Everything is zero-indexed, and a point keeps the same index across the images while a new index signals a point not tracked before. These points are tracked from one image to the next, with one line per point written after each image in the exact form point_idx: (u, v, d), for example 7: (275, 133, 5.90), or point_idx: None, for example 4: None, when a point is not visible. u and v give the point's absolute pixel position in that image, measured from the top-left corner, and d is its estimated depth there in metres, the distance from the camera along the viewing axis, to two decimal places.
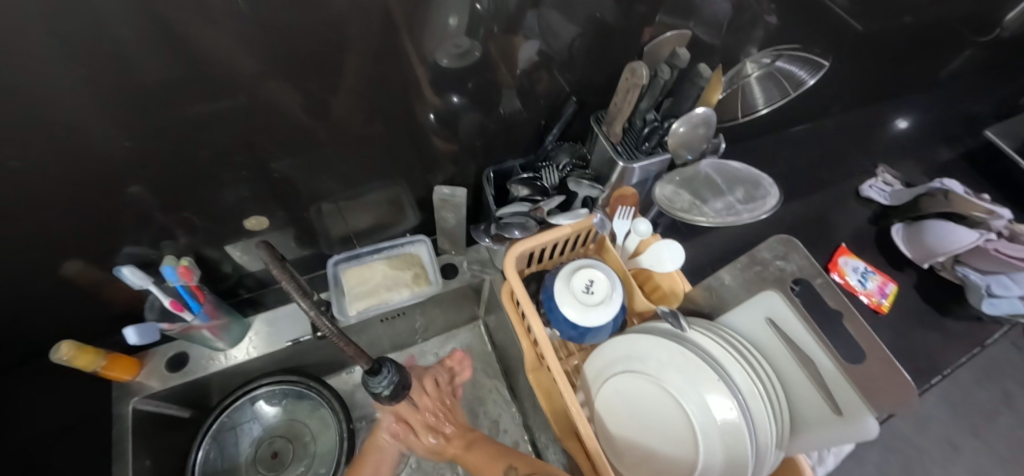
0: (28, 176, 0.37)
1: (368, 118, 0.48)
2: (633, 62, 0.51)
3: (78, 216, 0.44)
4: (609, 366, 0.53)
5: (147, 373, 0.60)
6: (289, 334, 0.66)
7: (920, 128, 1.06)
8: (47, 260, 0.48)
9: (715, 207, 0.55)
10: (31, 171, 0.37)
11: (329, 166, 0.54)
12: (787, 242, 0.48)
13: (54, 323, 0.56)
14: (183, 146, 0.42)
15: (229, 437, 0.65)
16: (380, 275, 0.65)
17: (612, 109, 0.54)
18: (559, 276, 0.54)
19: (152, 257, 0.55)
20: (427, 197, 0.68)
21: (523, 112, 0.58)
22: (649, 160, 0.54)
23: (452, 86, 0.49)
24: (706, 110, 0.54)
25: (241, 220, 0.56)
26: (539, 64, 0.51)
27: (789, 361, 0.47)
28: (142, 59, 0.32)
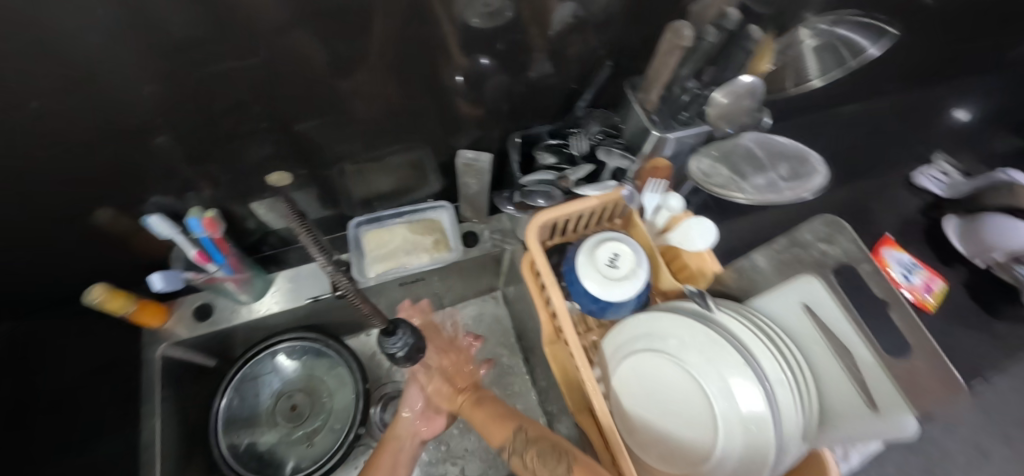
0: (56, 121, 0.38)
1: (391, 77, 0.47)
2: (677, 21, 0.46)
3: (107, 164, 0.45)
4: (629, 343, 0.51)
5: (175, 321, 0.62)
6: (309, 291, 0.67)
7: (989, 113, 0.97)
8: (79, 206, 0.49)
9: (755, 184, 0.51)
10: (58, 116, 0.37)
11: (353, 126, 0.53)
12: (832, 224, 0.44)
13: (89, 266, 0.58)
14: (206, 100, 0.42)
15: (250, 387, 0.67)
16: (400, 239, 0.65)
17: (649, 74, 0.51)
18: (582, 249, 0.52)
19: (178, 208, 0.56)
20: (450, 163, 0.67)
21: (553, 76, 0.55)
22: (686, 130, 0.52)
23: (480, 47, 0.47)
24: (752, 78, 0.51)
25: (264, 176, 0.56)
26: (573, 26, 0.48)
27: (823, 351, 0.44)
28: (159, 6, 0.31)
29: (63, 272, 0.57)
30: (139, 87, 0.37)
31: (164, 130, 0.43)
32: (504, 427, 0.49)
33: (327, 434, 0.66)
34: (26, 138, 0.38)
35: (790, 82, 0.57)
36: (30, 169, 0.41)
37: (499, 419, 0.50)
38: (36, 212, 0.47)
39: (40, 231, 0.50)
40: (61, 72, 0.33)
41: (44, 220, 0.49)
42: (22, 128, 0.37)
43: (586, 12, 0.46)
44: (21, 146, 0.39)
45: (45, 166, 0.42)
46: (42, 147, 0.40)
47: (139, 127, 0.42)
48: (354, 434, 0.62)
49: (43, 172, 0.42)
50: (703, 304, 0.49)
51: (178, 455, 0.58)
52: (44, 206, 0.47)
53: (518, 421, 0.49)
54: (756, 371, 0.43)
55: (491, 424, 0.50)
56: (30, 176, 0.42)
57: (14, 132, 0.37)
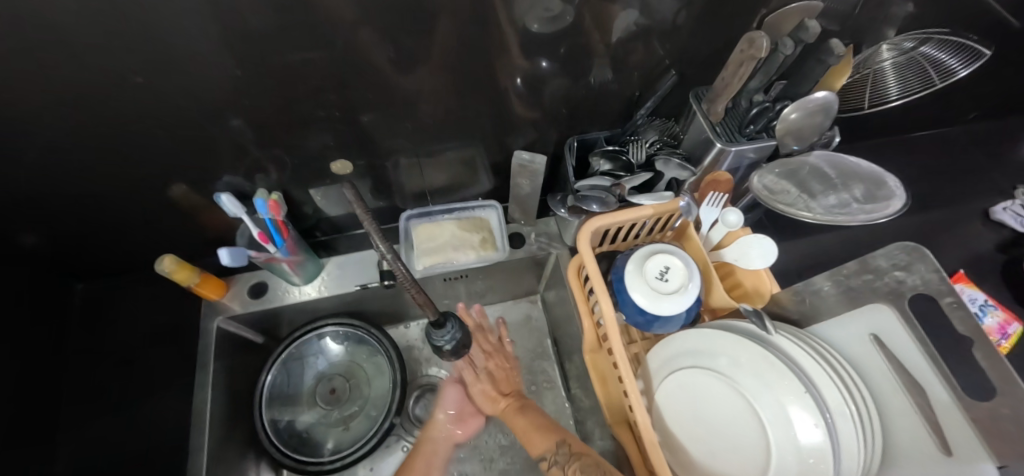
0: (150, 97, 0.41)
1: (453, 76, 0.48)
2: (754, 31, 0.45)
3: (187, 143, 0.48)
4: (677, 357, 0.50)
5: (231, 296, 0.66)
6: (357, 278, 0.69)
7: None
8: (160, 179, 0.53)
9: (824, 204, 0.50)
10: (152, 93, 0.41)
11: (413, 120, 0.54)
12: (913, 252, 0.39)
13: (160, 236, 0.62)
14: (279, 88, 0.44)
15: (295, 367, 0.69)
16: (449, 234, 0.66)
17: (718, 84, 0.49)
18: (631, 259, 0.50)
19: (246, 189, 0.59)
20: (502, 163, 0.67)
21: (614, 82, 0.54)
22: (750, 145, 0.50)
23: (542, 49, 0.47)
24: (827, 95, 0.47)
25: (328, 163, 0.58)
26: (638, 34, 0.47)
27: (892, 385, 0.41)
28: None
29: (140, 239, 0.62)
30: (221, 72, 0.40)
31: (240, 114, 0.46)
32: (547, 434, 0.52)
33: (363, 420, 0.68)
34: (123, 111, 0.42)
35: (868, 99, 0.57)
36: (124, 140, 0.45)
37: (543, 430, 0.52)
38: (123, 180, 0.51)
39: (124, 199, 0.54)
40: (158, 52, 0.36)
41: (128, 189, 0.53)
42: (122, 101, 0.41)
43: (651, 18, 0.45)
44: (119, 118, 0.42)
45: (136, 138, 0.46)
46: (136, 120, 0.43)
47: (220, 110, 0.45)
48: (391, 422, 0.63)
49: (134, 144, 0.46)
50: (760, 326, 0.47)
51: (223, 421, 0.61)
52: (130, 176, 0.51)
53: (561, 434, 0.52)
54: (815, 400, 0.41)
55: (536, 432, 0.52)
56: (122, 146, 0.46)
57: (115, 105, 0.41)
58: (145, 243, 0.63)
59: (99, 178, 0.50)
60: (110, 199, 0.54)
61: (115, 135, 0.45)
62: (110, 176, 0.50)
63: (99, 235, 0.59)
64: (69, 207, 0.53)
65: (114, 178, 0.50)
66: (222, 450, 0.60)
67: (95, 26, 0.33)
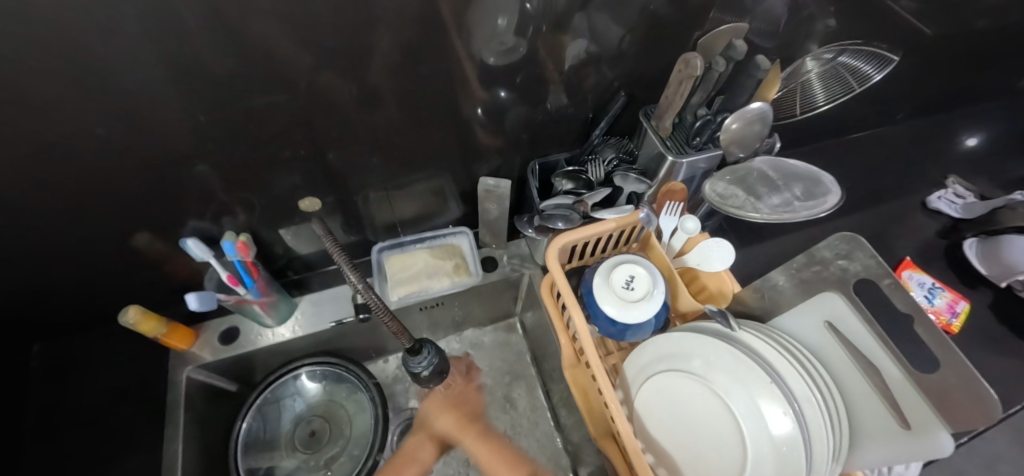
0: (112, 145, 0.41)
1: (415, 109, 0.50)
2: (688, 53, 0.50)
3: (151, 190, 0.48)
4: (651, 363, 0.51)
5: (201, 344, 0.64)
6: (333, 315, 0.68)
7: (1006, 138, 0.97)
8: (122, 229, 0.52)
9: (770, 204, 0.53)
10: (114, 141, 0.41)
11: (380, 154, 0.56)
12: (850, 240, 0.43)
13: (124, 288, 0.61)
14: (245, 131, 0.45)
15: (271, 412, 0.67)
16: (422, 263, 0.67)
17: (663, 102, 0.54)
18: (598, 272, 0.52)
19: (215, 232, 0.58)
20: (471, 190, 0.69)
21: (570, 106, 0.58)
22: (699, 155, 0.53)
23: (499, 80, 0.50)
24: (761, 105, 0.51)
25: (296, 201, 0.59)
26: (587, 61, 0.51)
27: (850, 368, 0.43)
28: (211, 41, 0.34)
29: (103, 292, 0.60)
30: (185, 118, 0.41)
31: (205, 158, 0.47)
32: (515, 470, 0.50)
33: (346, 461, 0.65)
34: (85, 162, 0.42)
35: (799, 107, 0.64)
36: (85, 190, 0.45)
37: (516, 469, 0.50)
38: (85, 232, 0.50)
39: (86, 251, 0.53)
40: (123, 100, 0.37)
41: (89, 240, 0.52)
42: (84, 152, 0.41)
43: (596, 45, 0.49)
44: (80, 169, 0.42)
45: (99, 188, 0.45)
46: (98, 170, 0.43)
47: (185, 155, 0.45)
48: (374, 460, 0.61)
49: (96, 194, 0.46)
50: (725, 324, 0.49)
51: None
52: (92, 227, 0.50)
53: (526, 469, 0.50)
54: (782, 389, 0.42)
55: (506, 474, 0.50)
56: (84, 197, 0.46)
57: (77, 156, 0.41)
58: (107, 295, 0.61)
59: (59, 231, 0.49)
60: (71, 252, 0.52)
61: (77, 187, 0.44)
62: (71, 228, 0.49)
63: (60, 290, 0.57)
64: (26, 263, 0.51)
65: (76, 229, 0.50)
66: None
67: (58, 78, 0.34)
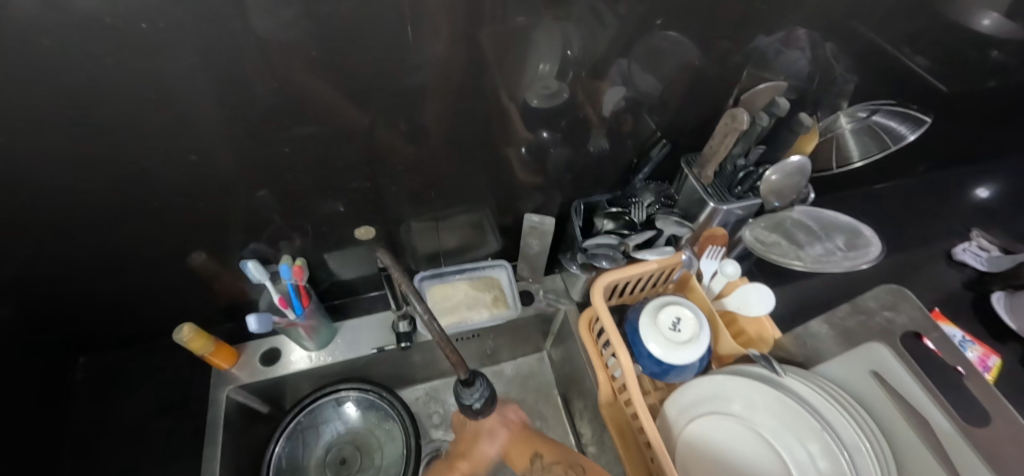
0: (194, 169, 0.45)
1: (466, 145, 0.53)
2: (735, 109, 0.54)
3: (213, 212, 0.51)
4: (694, 406, 0.52)
5: (241, 365, 0.65)
6: (373, 341, 0.69)
7: None
8: (181, 247, 0.55)
9: (812, 253, 0.54)
10: (196, 165, 0.44)
11: (430, 187, 0.58)
12: (897, 293, 0.45)
13: (172, 304, 0.63)
14: (306, 160, 0.48)
15: (303, 438, 0.67)
16: (462, 293, 0.70)
17: (706, 152, 0.57)
18: (643, 312, 0.53)
19: (268, 255, 0.61)
20: (510, 225, 0.71)
21: (610, 150, 0.61)
22: (739, 202, 0.56)
23: (543, 122, 0.53)
24: (801, 159, 0.55)
25: (352, 229, 0.61)
26: (625, 107, 0.54)
27: (899, 420, 0.43)
28: (292, 77, 0.38)
29: (153, 306, 0.62)
30: (262, 146, 0.44)
31: (272, 184, 0.50)
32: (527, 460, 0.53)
33: None
34: (168, 184, 0.45)
35: (834, 161, 0.65)
36: (162, 210, 0.49)
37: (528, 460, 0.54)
38: (151, 248, 0.53)
39: (147, 267, 0.56)
40: (213, 129, 0.41)
41: (153, 257, 0.55)
42: (168, 174, 0.44)
43: (638, 95, 0.53)
44: (163, 189, 0.46)
45: (173, 208, 0.49)
46: (178, 192, 0.47)
47: (255, 180, 0.49)
48: None
49: (170, 214, 0.49)
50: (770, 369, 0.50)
51: None
52: (158, 244, 0.53)
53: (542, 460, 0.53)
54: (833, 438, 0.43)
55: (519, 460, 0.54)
56: (158, 216, 0.49)
57: (163, 178, 0.45)
58: (156, 310, 0.63)
59: (128, 246, 0.52)
60: (134, 267, 0.55)
61: (154, 206, 0.48)
62: (140, 244, 0.52)
63: (115, 303, 0.59)
64: (91, 275, 0.54)
65: (143, 246, 0.53)
66: None
67: (156, 108, 0.37)
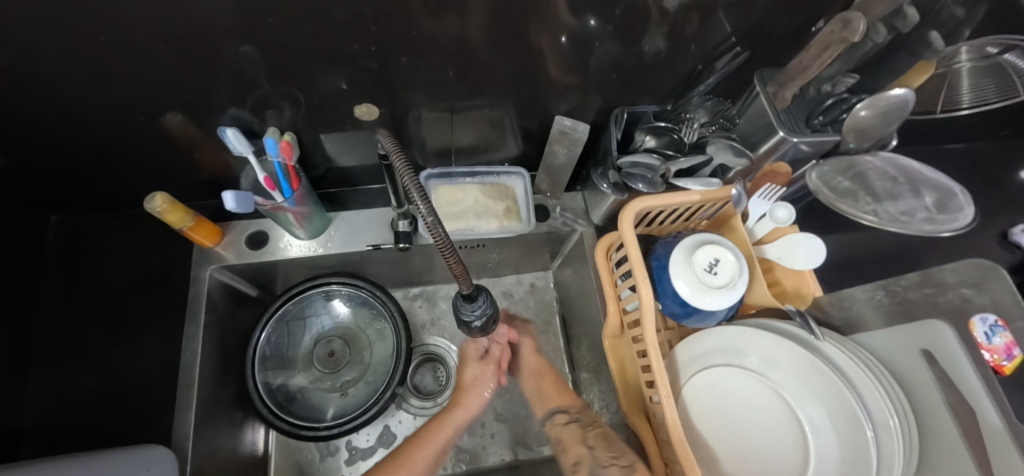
0: (136, 8, 0.34)
1: (487, 24, 0.41)
2: (850, 13, 0.42)
3: (172, 68, 0.41)
4: (708, 354, 0.48)
5: (226, 244, 0.61)
6: (370, 238, 0.64)
7: None
8: (144, 107, 0.46)
9: (889, 209, 0.46)
10: (139, 4, 0.34)
11: (445, 68, 0.47)
12: (985, 269, 0.38)
13: (148, 172, 0.56)
14: (281, 17, 0.37)
15: (294, 326, 0.66)
16: (471, 200, 0.63)
17: (792, 67, 0.47)
18: (678, 248, 0.47)
19: (253, 126, 0.52)
20: (534, 129, 0.62)
21: (668, 53, 0.49)
22: (816, 136, 0.47)
23: (592, 5, 0.40)
24: (906, 92, 0.44)
25: (352, 106, 0.51)
26: (702, 0, 0.41)
27: (938, 405, 0.38)
28: None
29: (123, 171, 0.55)
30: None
31: (243, 41, 0.39)
32: (563, 397, 0.59)
33: (363, 386, 0.65)
34: (109, 24, 0.35)
35: (941, 104, 0.55)
36: (111, 57, 0.39)
37: (560, 392, 0.60)
38: (108, 104, 0.45)
39: (110, 125, 0.48)
40: None
41: (113, 114, 0.46)
42: (104, 10, 0.34)
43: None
44: (105, 32, 0.36)
45: (123, 55, 0.39)
46: (127, 36, 0.37)
47: (216, 33, 0.38)
48: (392, 393, 0.60)
49: (122, 62, 0.40)
50: (808, 330, 0.45)
51: (212, 379, 0.58)
52: (116, 100, 0.44)
53: (572, 400, 0.59)
54: (859, 407, 0.39)
55: (551, 392, 0.60)
56: (107, 63, 0.40)
57: (99, 15, 0.34)
58: (130, 175, 0.56)
59: (79, 98, 0.43)
60: (93, 123, 0.47)
61: (102, 50, 0.38)
62: (93, 97, 0.43)
63: (80, 163, 0.52)
64: (40, 126, 0.46)
65: (97, 101, 0.44)
66: (212, 409, 0.56)
67: None
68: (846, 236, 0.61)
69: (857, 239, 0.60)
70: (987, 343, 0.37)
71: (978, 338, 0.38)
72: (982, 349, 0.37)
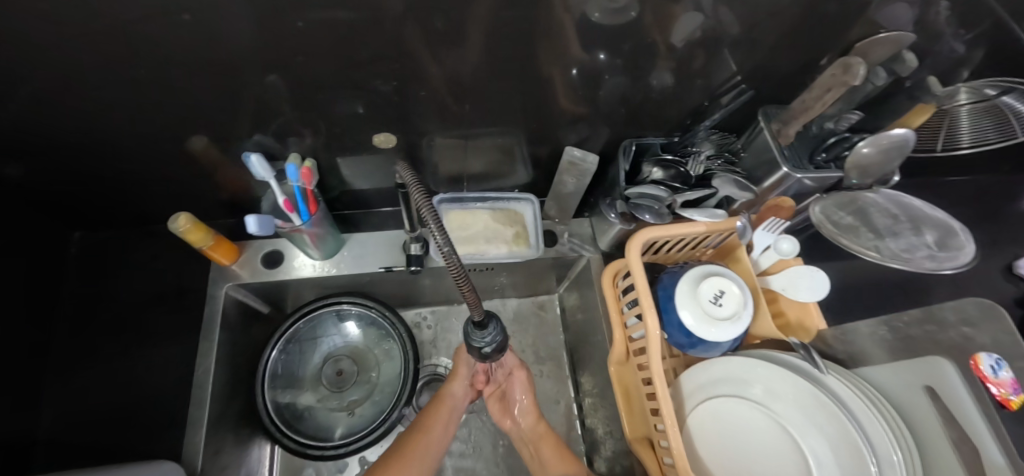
0: (177, 39, 0.37)
1: (502, 58, 0.43)
2: (851, 58, 0.44)
3: (204, 93, 0.44)
4: (714, 383, 0.49)
5: (242, 262, 0.62)
6: (381, 260, 0.65)
7: None
8: (174, 130, 0.48)
9: (890, 246, 0.48)
10: (179, 36, 0.36)
11: (461, 98, 0.49)
12: (986, 309, 0.39)
13: (173, 191, 0.59)
14: (309, 49, 0.39)
15: (304, 345, 0.67)
16: (482, 225, 0.64)
17: (795, 106, 0.48)
18: (684, 279, 0.48)
19: (275, 150, 0.54)
20: (544, 157, 0.64)
21: (674, 89, 0.51)
22: (820, 173, 0.48)
23: (602, 41, 0.43)
24: (906, 132, 0.45)
25: (370, 134, 0.54)
26: (705, 40, 0.44)
27: (942, 443, 0.38)
28: None
29: (148, 190, 0.57)
30: (255, 19, 0.35)
31: (273, 70, 0.42)
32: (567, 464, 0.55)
33: (369, 406, 0.65)
34: (150, 53, 0.38)
35: (940, 142, 0.57)
36: (148, 83, 0.41)
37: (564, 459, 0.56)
38: (140, 125, 0.47)
39: (139, 147, 0.50)
40: None
41: (144, 136, 0.49)
42: (147, 41, 0.36)
43: (728, 23, 0.42)
44: (145, 60, 0.39)
45: (159, 80, 0.41)
46: (165, 63, 0.39)
47: (248, 62, 0.40)
48: (399, 413, 0.61)
49: (157, 87, 0.42)
50: (811, 362, 0.46)
51: (221, 393, 0.58)
52: (148, 122, 0.47)
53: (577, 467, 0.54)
54: (863, 442, 0.40)
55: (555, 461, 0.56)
56: (144, 87, 0.42)
57: (141, 45, 0.37)
58: (155, 194, 0.58)
59: (113, 120, 0.46)
60: (124, 144, 0.49)
61: (140, 76, 0.40)
62: (127, 119, 0.46)
63: (108, 181, 0.54)
64: (74, 146, 0.48)
65: (130, 124, 0.46)
66: (220, 424, 0.57)
67: None
68: (850, 268, 0.61)
69: (864, 270, 0.60)
70: (993, 376, 0.37)
71: (984, 371, 0.37)
72: (987, 382, 0.37)
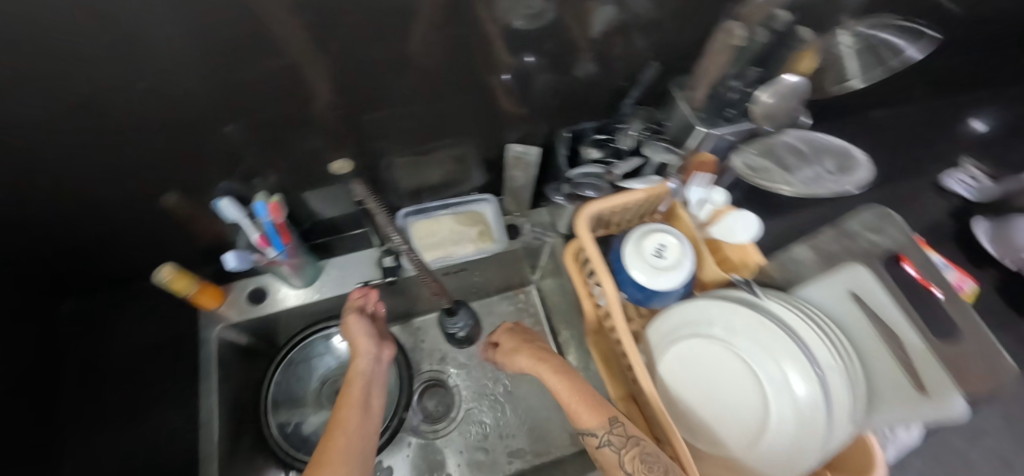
0: (145, 107, 0.41)
1: (437, 76, 0.48)
2: (730, 22, 0.50)
3: (172, 150, 0.48)
4: (675, 330, 0.53)
5: (229, 304, 0.66)
6: (359, 277, 0.70)
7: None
8: (149, 190, 0.52)
9: (802, 177, 0.54)
10: (146, 103, 0.40)
11: (408, 117, 0.54)
12: (883, 216, 0.46)
13: (153, 248, 0.62)
14: (262, 96, 0.44)
15: (299, 371, 0.70)
16: (446, 230, 0.70)
17: (697, 72, 0.55)
18: (628, 240, 0.53)
19: (244, 194, 0.59)
20: (495, 158, 0.69)
21: (598, 74, 0.57)
22: (729, 127, 0.56)
23: (527, 44, 0.48)
24: (795, 77, 0.52)
25: (329, 164, 0.58)
26: (618, 27, 0.49)
27: (870, 336, 0.45)
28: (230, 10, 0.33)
29: (130, 250, 0.61)
30: (210, 77, 0.39)
31: (233, 119, 0.46)
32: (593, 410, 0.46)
33: None
34: (119, 121, 0.42)
35: (834, 80, 0.60)
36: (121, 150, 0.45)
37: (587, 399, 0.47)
38: (115, 189, 0.50)
39: (117, 210, 0.54)
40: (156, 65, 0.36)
41: (120, 199, 0.52)
42: (116, 111, 0.40)
43: (633, 12, 0.47)
44: (113, 128, 0.42)
45: (130, 144, 0.45)
46: (133, 129, 0.43)
47: (211, 115, 0.44)
48: (400, 418, 0.65)
49: (128, 151, 0.46)
50: (752, 292, 0.51)
51: (229, 431, 0.61)
52: (123, 185, 0.50)
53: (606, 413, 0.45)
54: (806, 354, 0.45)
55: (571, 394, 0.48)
56: (116, 154, 0.46)
57: (111, 115, 0.41)
58: (137, 253, 0.62)
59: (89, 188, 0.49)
60: (102, 210, 0.53)
61: (112, 144, 0.44)
62: (104, 186, 0.49)
63: (91, 247, 0.58)
64: (56, 219, 0.51)
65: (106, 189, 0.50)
66: (232, 461, 0.60)
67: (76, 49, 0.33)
68: None
69: None
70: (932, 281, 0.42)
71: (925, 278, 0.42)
72: (928, 287, 0.41)
